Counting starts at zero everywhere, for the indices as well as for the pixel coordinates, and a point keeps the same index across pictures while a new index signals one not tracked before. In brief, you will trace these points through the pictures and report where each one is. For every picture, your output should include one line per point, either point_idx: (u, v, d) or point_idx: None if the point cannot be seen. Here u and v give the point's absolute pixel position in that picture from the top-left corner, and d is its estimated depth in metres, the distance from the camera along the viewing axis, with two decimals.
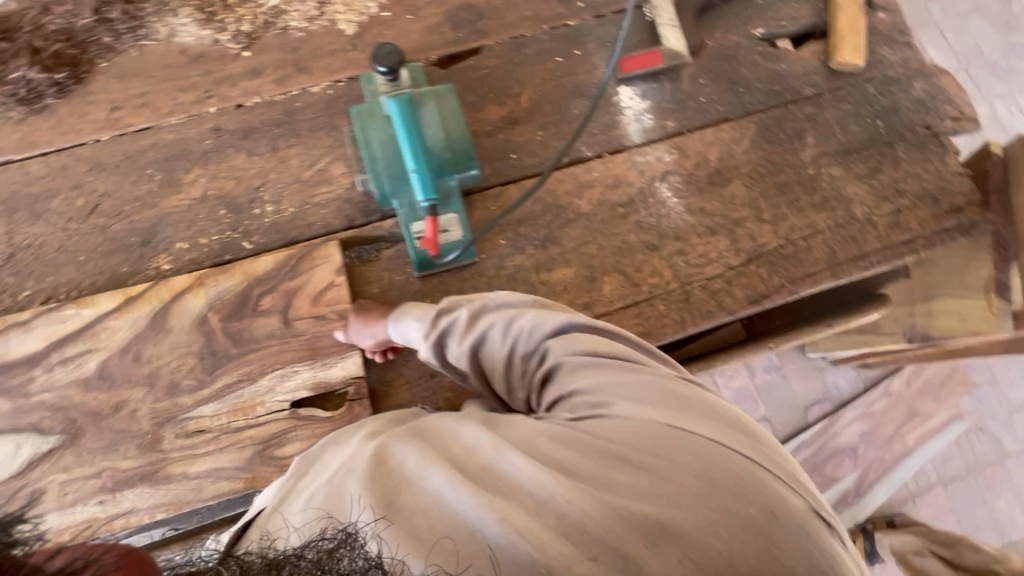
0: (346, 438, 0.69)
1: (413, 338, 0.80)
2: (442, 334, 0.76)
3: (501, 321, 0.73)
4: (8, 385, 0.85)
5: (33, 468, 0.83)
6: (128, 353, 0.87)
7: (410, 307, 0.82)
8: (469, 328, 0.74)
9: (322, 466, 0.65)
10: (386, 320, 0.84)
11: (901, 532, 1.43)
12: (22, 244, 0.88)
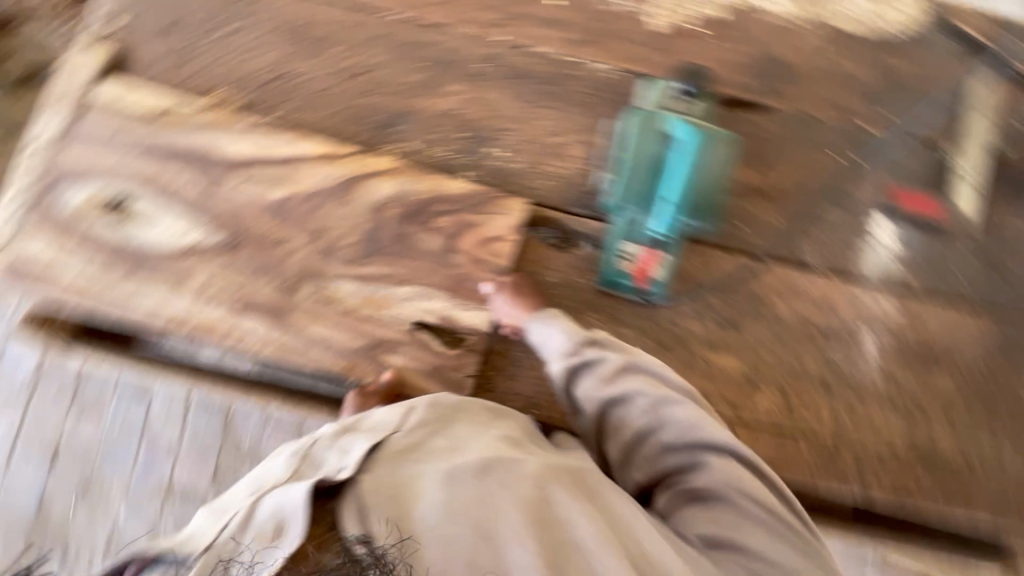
0: (483, 419, 0.67)
1: (549, 348, 0.78)
2: (585, 365, 0.76)
3: (651, 395, 0.73)
4: (195, 169, 0.84)
5: (176, 253, 0.82)
6: (310, 197, 0.85)
7: (560, 319, 0.79)
8: (612, 381, 0.74)
9: (446, 428, 0.64)
10: (533, 312, 0.79)
11: None
12: (280, 65, 0.91)
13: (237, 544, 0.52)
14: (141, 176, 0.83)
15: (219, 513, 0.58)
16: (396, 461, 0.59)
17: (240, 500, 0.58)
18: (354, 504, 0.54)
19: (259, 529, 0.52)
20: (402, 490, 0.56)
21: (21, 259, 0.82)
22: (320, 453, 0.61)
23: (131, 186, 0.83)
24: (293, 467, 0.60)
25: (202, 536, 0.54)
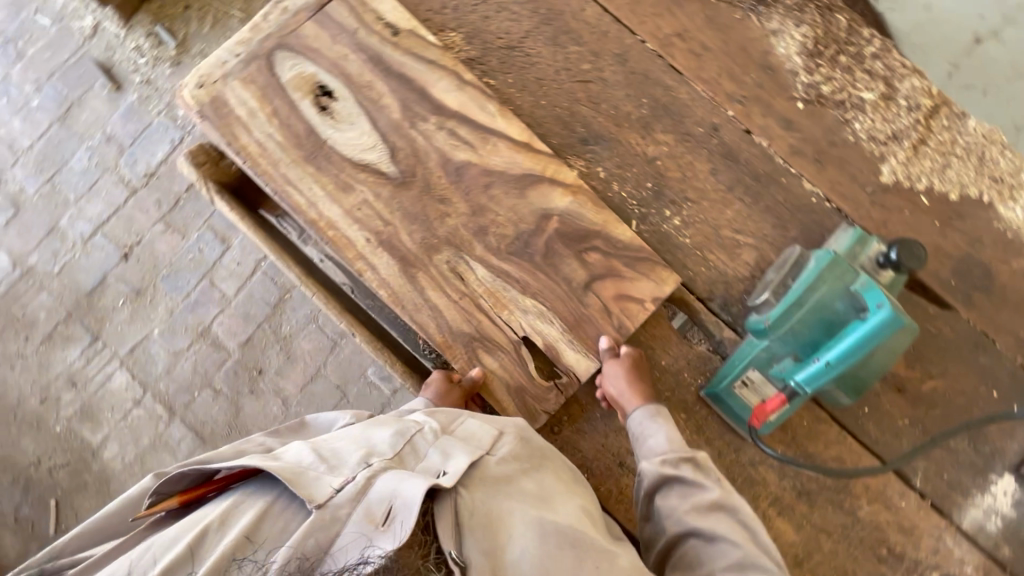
0: (567, 479, 0.77)
1: (647, 447, 0.78)
2: (676, 479, 0.74)
3: (739, 552, 0.66)
4: (405, 98, 0.85)
5: (352, 164, 0.83)
6: (490, 175, 0.84)
7: (667, 422, 0.79)
8: (703, 516, 0.70)
9: (547, 487, 0.73)
10: (642, 403, 0.80)
11: None
12: (520, 41, 0.91)
13: (352, 509, 0.63)
14: (355, 80, 0.85)
15: (330, 464, 0.70)
16: (491, 487, 0.70)
17: (349, 458, 0.70)
18: (449, 522, 0.65)
19: (371, 503, 0.64)
20: (495, 522, 0.67)
21: (217, 100, 0.83)
22: (422, 445, 0.75)
23: (343, 85, 0.84)
24: (394, 448, 0.73)
25: (319, 483, 0.66)
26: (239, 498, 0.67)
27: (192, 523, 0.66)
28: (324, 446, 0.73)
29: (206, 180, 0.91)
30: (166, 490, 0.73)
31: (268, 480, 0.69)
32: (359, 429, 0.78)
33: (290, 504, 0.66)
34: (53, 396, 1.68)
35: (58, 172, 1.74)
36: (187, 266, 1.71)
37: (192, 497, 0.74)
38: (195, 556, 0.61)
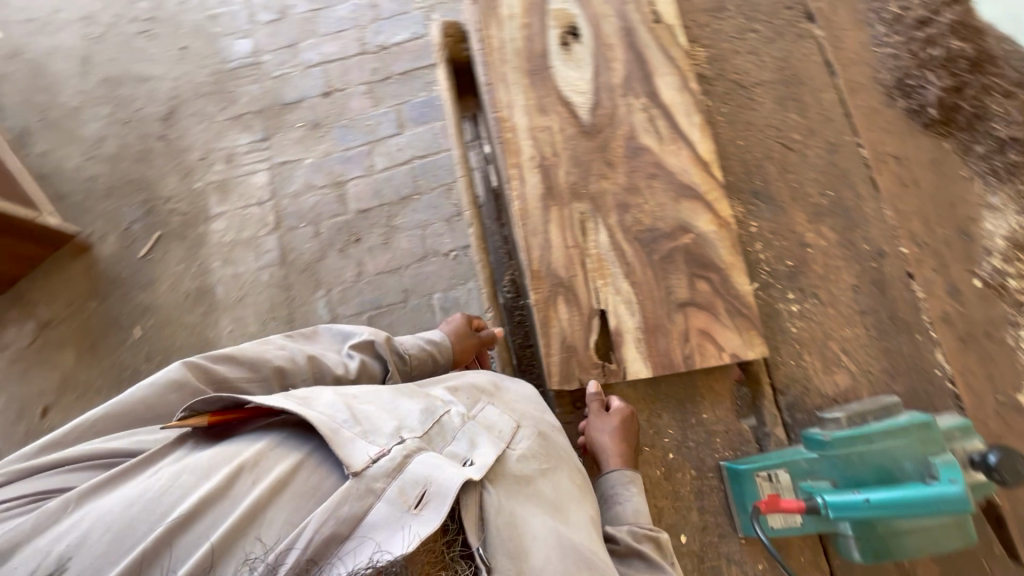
0: (583, 485, 0.78)
1: (613, 511, 0.76)
2: (640, 556, 0.71)
3: None
4: (631, 72, 0.93)
5: (557, 95, 0.92)
6: (660, 170, 0.89)
7: (638, 496, 0.78)
8: None
9: (568, 504, 0.73)
10: (617, 467, 0.80)
11: None
12: (752, 85, 0.96)
13: (387, 484, 0.61)
14: (603, 37, 0.94)
15: (365, 428, 0.67)
16: (514, 480, 0.71)
17: (384, 426, 0.68)
18: (474, 513, 0.65)
19: (404, 483, 0.62)
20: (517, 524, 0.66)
21: None
22: (449, 426, 0.74)
23: (591, 34, 0.94)
24: (424, 428, 0.71)
25: (355, 447, 0.63)
26: (272, 442, 0.64)
27: (224, 455, 0.63)
28: (354, 404, 0.71)
29: (442, 50, 1.02)
30: (198, 407, 0.69)
31: (299, 425, 0.67)
32: (385, 394, 0.77)
33: (323, 460, 0.64)
34: (208, 159, 1.95)
35: (323, 9, 2.06)
36: (362, 128, 1.94)
37: (222, 421, 0.68)
38: (231, 498, 0.58)
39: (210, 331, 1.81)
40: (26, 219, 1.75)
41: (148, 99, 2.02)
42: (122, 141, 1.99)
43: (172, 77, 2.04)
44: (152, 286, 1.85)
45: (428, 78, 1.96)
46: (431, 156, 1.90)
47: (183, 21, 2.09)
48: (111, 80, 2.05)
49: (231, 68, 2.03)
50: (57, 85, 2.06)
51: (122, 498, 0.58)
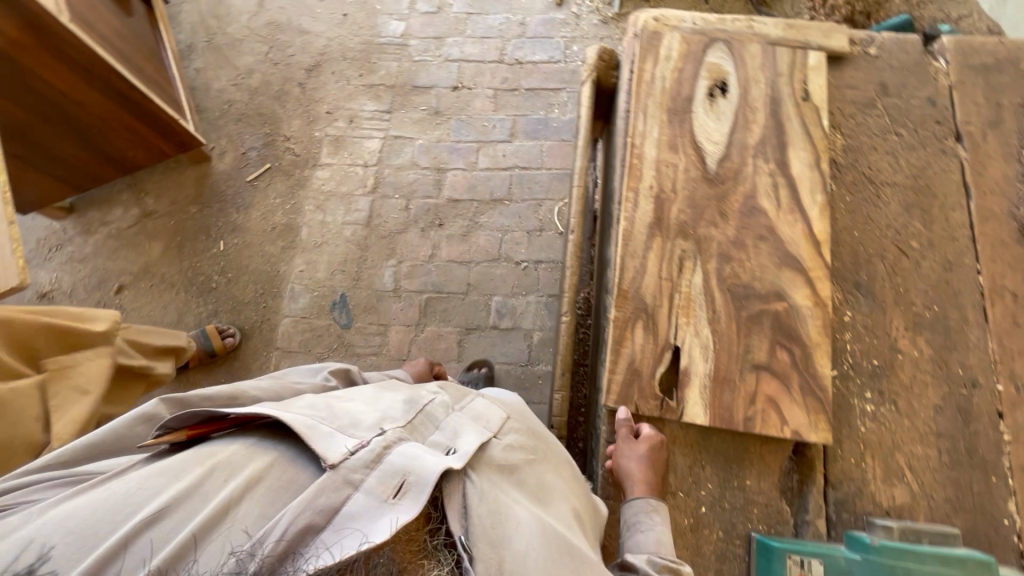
0: (566, 473, 0.88)
1: (636, 538, 0.77)
2: None
3: None
4: (767, 138, 0.95)
5: (690, 138, 0.95)
6: (769, 234, 0.90)
7: (664, 527, 0.77)
8: None
9: (547, 494, 0.81)
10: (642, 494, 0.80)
11: None
12: (881, 183, 0.96)
13: (364, 476, 0.66)
14: (749, 99, 0.98)
15: (342, 428, 0.73)
16: (495, 471, 0.78)
17: (363, 428, 0.74)
18: (456, 498, 0.71)
19: (387, 468, 0.68)
20: (500, 514, 0.72)
21: (658, 32, 1.02)
22: (434, 420, 0.83)
23: (738, 93, 0.98)
24: (405, 423, 0.78)
25: (331, 444, 0.69)
26: (246, 445, 0.69)
27: (197, 456, 0.68)
28: (330, 409, 0.77)
29: (592, 71, 1.09)
30: (173, 424, 0.73)
31: (273, 428, 0.73)
32: (365, 396, 0.84)
33: (297, 457, 0.69)
34: (333, 114, 2.10)
35: (476, 14, 2.21)
36: (477, 127, 2.04)
37: (200, 433, 0.72)
38: (201, 497, 0.62)
39: (283, 265, 1.92)
40: (178, 121, 1.87)
41: (301, 48, 2.21)
42: (266, 77, 2.17)
43: (327, 35, 2.22)
44: (247, 210, 2.00)
45: (551, 100, 2.06)
46: (530, 170, 1.97)
47: None
48: (275, 23, 2.26)
49: (380, 42, 2.20)
50: (230, 14, 2.29)
51: (92, 503, 0.61)
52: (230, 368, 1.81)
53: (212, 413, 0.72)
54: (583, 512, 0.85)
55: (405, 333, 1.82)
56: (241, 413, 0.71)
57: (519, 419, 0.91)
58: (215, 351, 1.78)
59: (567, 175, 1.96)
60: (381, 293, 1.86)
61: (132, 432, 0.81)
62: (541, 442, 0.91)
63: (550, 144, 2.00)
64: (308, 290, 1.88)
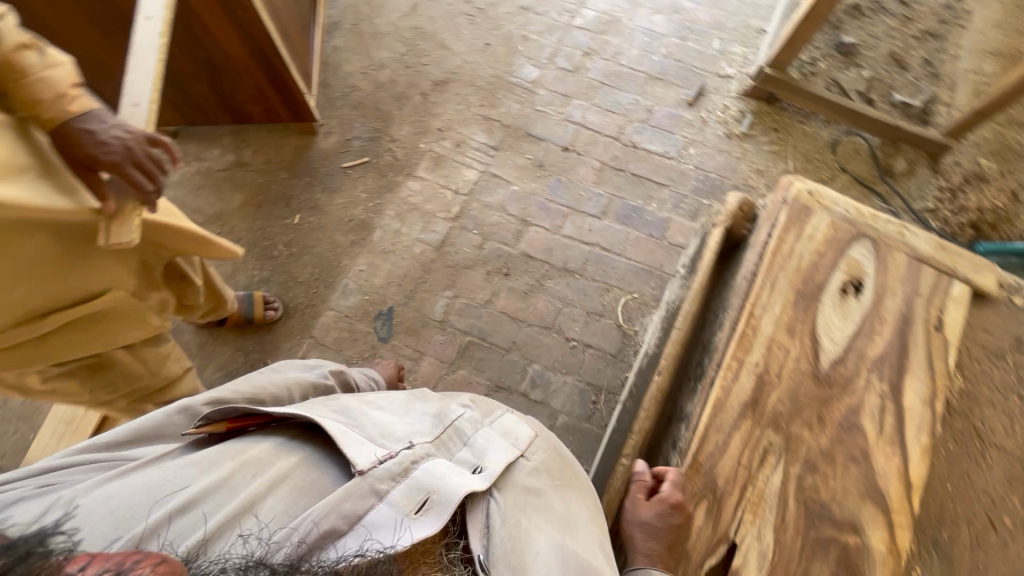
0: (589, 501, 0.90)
1: None
2: None
3: None
4: (888, 356, 0.90)
5: (809, 329, 0.92)
6: (862, 458, 0.85)
7: None
8: None
9: (573, 519, 0.83)
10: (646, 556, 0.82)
11: None
12: (990, 443, 0.91)
13: (390, 486, 0.70)
14: (882, 308, 0.93)
15: (372, 438, 0.77)
16: (519, 493, 0.80)
17: (393, 441, 0.77)
18: (478, 516, 0.74)
19: (415, 479, 0.71)
20: (520, 536, 0.74)
21: (808, 207, 1.00)
22: (462, 434, 0.86)
23: (874, 298, 0.93)
24: (433, 439, 0.82)
25: (360, 451, 0.72)
26: (277, 444, 0.73)
27: (230, 450, 0.71)
28: (362, 418, 0.81)
29: (727, 216, 1.08)
30: (216, 415, 0.76)
31: (304, 427, 0.77)
32: (396, 407, 0.89)
33: (323, 459, 0.73)
34: (442, 132, 2.13)
35: (609, 86, 2.23)
36: (573, 193, 2.04)
37: (238, 427, 0.76)
38: (232, 484, 0.66)
39: (346, 259, 1.93)
40: (303, 95, 1.92)
41: (435, 60, 2.26)
42: (394, 76, 2.22)
43: (463, 56, 2.27)
44: (332, 194, 2.02)
45: (652, 193, 2.05)
46: (610, 253, 1.95)
47: (501, 23, 2.34)
48: (421, 29, 2.31)
49: (510, 81, 2.23)
50: (382, 6, 2.36)
51: (132, 485, 0.64)
52: (262, 341, 1.82)
53: (250, 411, 0.76)
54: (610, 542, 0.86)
55: (435, 369, 1.80)
56: (280, 411, 0.75)
57: (545, 438, 0.93)
58: (253, 319, 1.79)
59: (644, 271, 1.93)
60: (427, 320, 1.85)
61: (172, 422, 0.80)
62: (568, 468, 0.93)
63: (638, 235, 1.98)
64: (360, 291, 1.88)
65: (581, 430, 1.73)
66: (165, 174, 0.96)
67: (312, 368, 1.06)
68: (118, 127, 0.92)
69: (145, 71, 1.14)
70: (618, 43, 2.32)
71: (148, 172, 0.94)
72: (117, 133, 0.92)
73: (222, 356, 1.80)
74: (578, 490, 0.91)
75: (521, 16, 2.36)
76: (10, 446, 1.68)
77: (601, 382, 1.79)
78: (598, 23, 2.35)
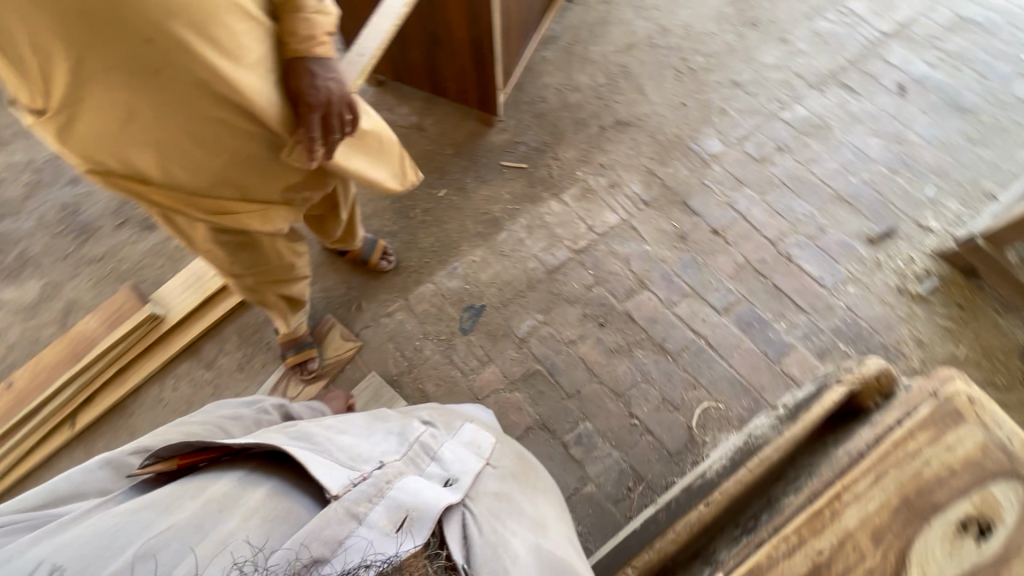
0: (545, 490, 1.07)
1: None
2: None
3: None
4: None
5: (899, 545, 0.78)
6: None
7: None
8: None
9: (542, 516, 0.93)
10: None
11: None
12: None
13: (366, 508, 0.73)
14: (1007, 570, 0.75)
15: (342, 462, 0.81)
16: (491, 504, 0.84)
17: (362, 463, 0.82)
18: (457, 528, 0.77)
19: (390, 499, 0.74)
20: (503, 539, 0.78)
21: (960, 415, 0.84)
22: (429, 445, 0.91)
23: (1002, 555, 0.75)
24: (402, 456, 0.86)
25: (333, 479, 0.77)
26: (241, 478, 0.78)
27: (192, 488, 0.77)
28: (325, 442, 0.86)
29: (858, 382, 0.95)
30: (166, 454, 0.84)
31: (263, 460, 0.83)
32: (357, 431, 0.93)
33: (295, 489, 0.78)
34: (604, 169, 2.14)
35: (789, 189, 2.09)
36: (703, 278, 1.95)
37: (189, 462, 0.84)
38: (198, 525, 0.70)
39: (466, 245, 2.02)
40: (496, 90, 2.03)
41: (628, 101, 2.28)
42: (583, 102, 2.28)
43: (655, 107, 2.26)
44: (481, 184, 2.13)
45: (785, 312, 1.90)
46: (713, 351, 1.84)
47: (706, 90, 2.29)
48: (627, 68, 2.35)
49: (690, 146, 2.18)
50: (602, 35, 2.43)
51: (94, 534, 0.69)
52: (366, 283, 1.97)
53: (202, 446, 0.84)
54: (571, 534, 1.02)
55: (497, 380, 1.82)
56: (240, 445, 0.81)
57: (502, 443, 1.04)
58: (367, 262, 1.95)
59: (740, 385, 1.79)
60: (510, 333, 1.88)
61: (97, 475, 0.88)
62: (525, 466, 1.06)
63: (750, 347, 1.85)
64: (464, 279, 1.96)
65: (603, 507, 1.65)
66: (342, 132, 1.13)
67: (251, 404, 1.15)
68: (335, 83, 1.08)
69: (380, 31, 1.30)
70: (818, 151, 2.16)
71: (331, 125, 1.10)
72: (331, 87, 1.08)
73: (329, 280, 1.97)
74: (539, 487, 1.05)
75: (729, 89, 2.30)
76: (153, 277, 2.00)
77: (645, 472, 1.69)
78: (806, 124, 2.22)
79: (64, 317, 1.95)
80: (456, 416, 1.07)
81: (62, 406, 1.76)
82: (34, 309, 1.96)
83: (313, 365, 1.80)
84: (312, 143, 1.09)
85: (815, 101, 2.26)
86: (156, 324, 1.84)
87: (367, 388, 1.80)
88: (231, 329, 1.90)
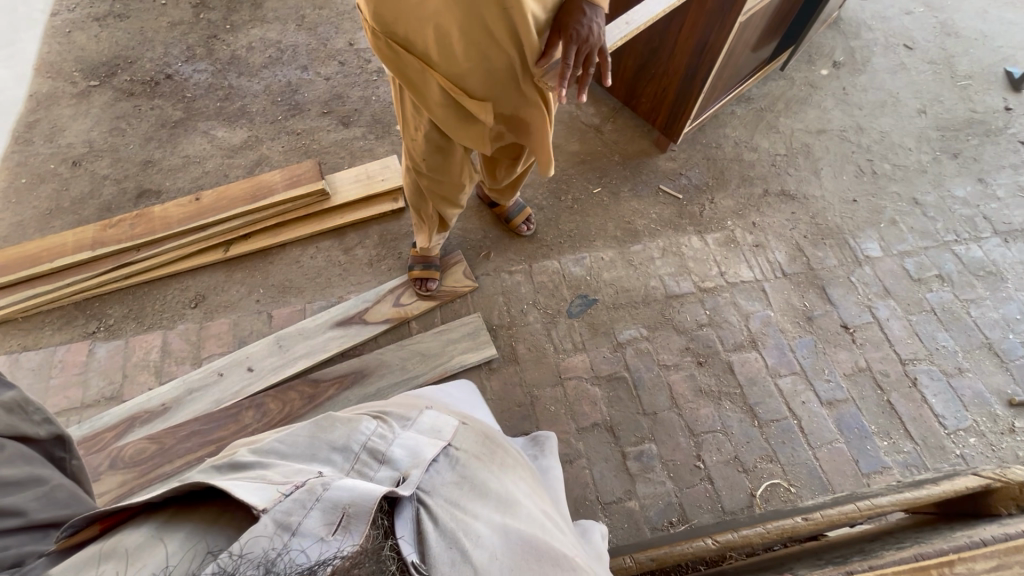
0: (522, 467, 1.00)
1: None
2: None
3: None
4: None
5: None
6: None
7: None
8: None
9: (518, 491, 0.85)
10: None
11: (297, 351, 1.81)
12: None
13: (297, 514, 0.60)
14: None
15: (274, 481, 0.67)
16: (450, 492, 0.75)
17: (298, 477, 0.69)
18: (409, 527, 0.68)
19: (326, 501, 0.61)
20: (462, 532, 0.70)
21: None
22: (382, 445, 0.78)
23: None
24: (345, 471, 0.74)
25: (257, 493, 0.62)
26: (153, 532, 0.59)
27: (106, 554, 0.57)
28: (261, 466, 0.72)
29: (998, 481, 0.94)
30: (82, 522, 0.62)
31: (183, 507, 0.62)
32: (297, 442, 0.78)
33: (214, 526, 0.60)
34: (754, 229, 2.16)
35: (937, 319, 2.00)
36: (817, 364, 1.90)
37: (109, 522, 0.62)
38: None
39: (599, 243, 2.11)
40: (686, 120, 2.14)
41: (799, 177, 2.30)
42: (756, 163, 2.33)
43: (825, 192, 2.26)
44: (633, 196, 2.22)
45: (891, 432, 1.79)
46: (802, 435, 1.77)
47: (883, 196, 2.26)
48: (811, 148, 2.37)
49: (848, 241, 2.15)
50: (796, 112, 2.48)
51: None
52: (500, 239, 2.10)
53: (119, 509, 0.61)
54: (555, 516, 0.94)
55: (583, 368, 1.85)
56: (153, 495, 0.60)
57: (468, 427, 0.93)
58: (510, 221, 2.08)
59: (818, 479, 1.71)
60: (610, 334, 1.92)
61: None
62: (496, 447, 0.95)
63: (842, 448, 1.76)
64: (587, 271, 2.04)
65: (638, 527, 1.61)
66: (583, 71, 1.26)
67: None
68: (596, 27, 1.21)
69: (651, 11, 1.48)
70: (982, 295, 2.05)
71: (578, 61, 1.24)
72: (592, 29, 1.21)
73: (470, 224, 2.14)
74: (515, 466, 0.95)
75: (907, 204, 2.24)
76: (331, 163, 2.27)
77: (692, 515, 1.64)
78: (978, 265, 2.11)
79: (252, 167, 2.25)
80: (411, 407, 0.96)
81: (225, 233, 2.00)
82: (233, 151, 2.29)
83: (432, 284, 1.93)
84: (566, 69, 1.22)
85: (995, 247, 2.15)
86: (322, 200, 2.08)
87: (469, 323, 1.88)
88: (374, 230, 2.12)
